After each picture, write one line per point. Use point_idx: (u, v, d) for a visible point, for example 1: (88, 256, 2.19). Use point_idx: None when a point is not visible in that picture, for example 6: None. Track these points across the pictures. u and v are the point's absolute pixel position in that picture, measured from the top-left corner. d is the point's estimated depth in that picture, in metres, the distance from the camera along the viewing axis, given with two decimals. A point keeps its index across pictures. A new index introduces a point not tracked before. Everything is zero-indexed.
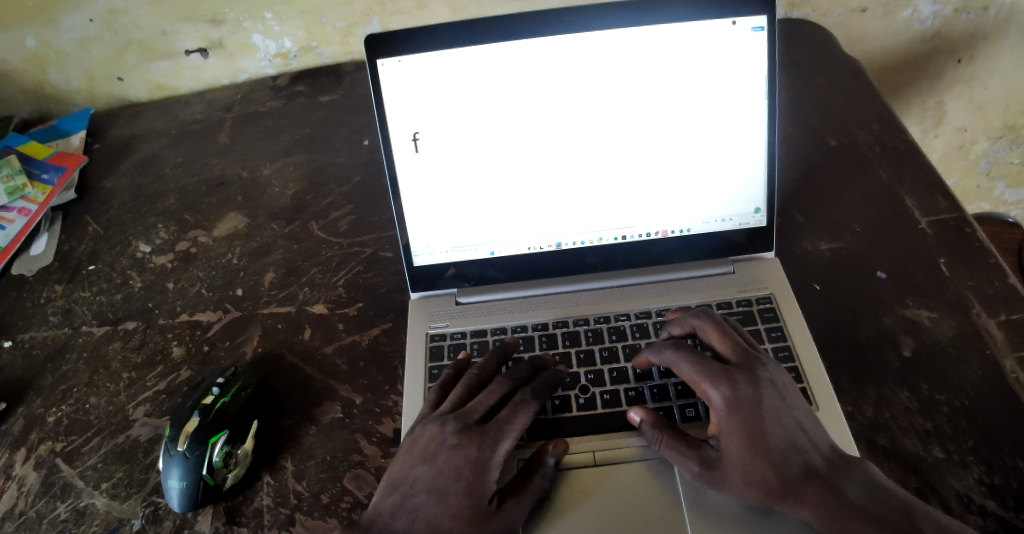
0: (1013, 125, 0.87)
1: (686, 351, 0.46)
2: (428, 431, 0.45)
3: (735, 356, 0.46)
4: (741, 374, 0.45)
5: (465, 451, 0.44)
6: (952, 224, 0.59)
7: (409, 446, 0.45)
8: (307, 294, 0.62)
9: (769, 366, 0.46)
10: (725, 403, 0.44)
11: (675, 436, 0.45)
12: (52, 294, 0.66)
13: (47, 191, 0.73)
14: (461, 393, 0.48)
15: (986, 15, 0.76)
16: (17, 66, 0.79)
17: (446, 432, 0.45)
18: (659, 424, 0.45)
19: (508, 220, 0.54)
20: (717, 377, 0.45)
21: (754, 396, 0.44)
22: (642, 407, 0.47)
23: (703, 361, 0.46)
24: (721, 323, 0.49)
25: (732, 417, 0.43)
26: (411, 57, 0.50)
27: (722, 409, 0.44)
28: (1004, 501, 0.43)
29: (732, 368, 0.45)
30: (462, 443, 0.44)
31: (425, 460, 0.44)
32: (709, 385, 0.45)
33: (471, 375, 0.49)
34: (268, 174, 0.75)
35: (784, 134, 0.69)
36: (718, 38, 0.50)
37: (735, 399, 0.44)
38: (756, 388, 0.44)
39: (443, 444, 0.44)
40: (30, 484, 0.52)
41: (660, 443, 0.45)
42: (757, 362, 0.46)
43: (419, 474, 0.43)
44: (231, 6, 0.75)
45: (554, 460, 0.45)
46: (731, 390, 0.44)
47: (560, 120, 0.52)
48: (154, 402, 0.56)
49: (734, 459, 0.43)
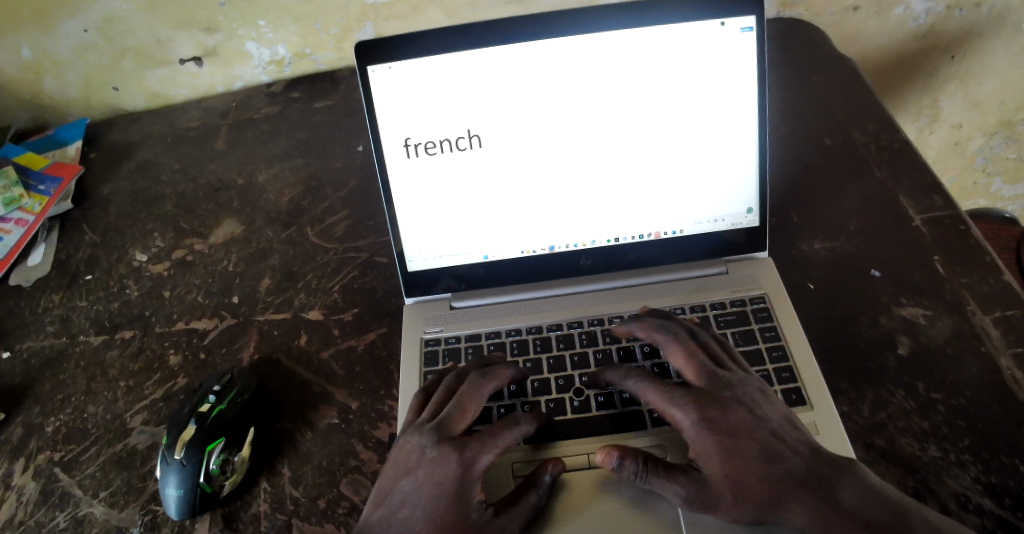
0: (1009, 121, 0.87)
1: (652, 381, 0.46)
2: (407, 444, 0.45)
3: (701, 380, 0.46)
4: (706, 395, 0.45)
5: (445, 464, 0.43)
6: (947, 222, 0.59)
7: (395, 458, 0.45)
8: (304, 299, 0.62)
9: (737, 384, 0.46)
10: (695, 425, 0.44)
11: (656, 466, 0.43)
12: (50, 303, 0.66)
13: (43, 201, 0.73)
14: (439, 400, 0.47)
15: (979, 11, 0.76)
16: (14, 75, 0.79)
17: (425, 445, 0.44)
18: (637, 455, 0.43)
19: (501, 223, 0.55)
20: (685, 402, 0.45)
21: (725, 414, 0.44)
22: (606, 448, 0.44)
23: (667, 389, 0.45)
24: (688, 345, 0.48)
25: (708, 437, 0.43)
26: (402, 63, 0.50)
27: (694, 432, 0.44)
28: (1001, 501, 0.43)
29: (698, 390, 0.45)
30: (441, 454, 0.44)
31: (407, 473, 0.44)
32: (677, 411, 0.45)
33: (449, 380, 0.49)
34: (264, 180, 0.75)
35: (778, 133, 0.69)
36: (708, 39, 0.50)
37: (705, 420, 0.44)
38: (725, 408, 0.44)
39: (422, 457, 0.44)
40: (28, 494, 0.52)
41: (643, 472, 0.43)
42: (721, 379, 0.46)
43: (405, 488, 0.43)
44: (225, 13, 0.75)
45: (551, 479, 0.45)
46: (700, 415, 0.44)
47: (550, 125, 0.52)
48: (152, 409, 0.56)
49: (720, 477, 0.42)
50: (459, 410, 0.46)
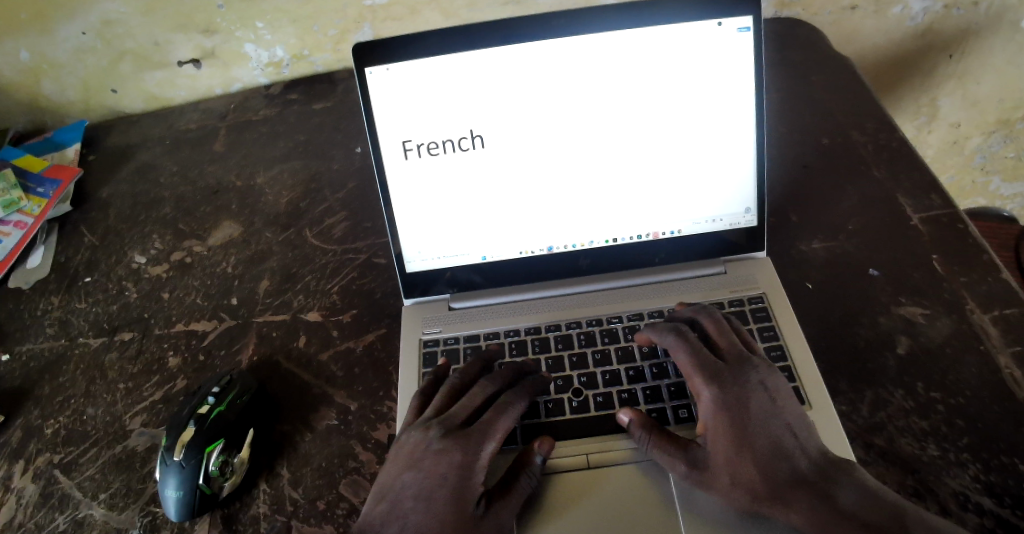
0: (1007, 120, 0.86)
1: (684, 342, 0.48)
2: (412, 438, 0.46)
3: (730, 356, 0.47)
4: (729, 375, 0.46)
5: (450, 456, 0.44)
6: (945, 222, 0.59)
7: (397, 455, 0.45)
8: (303, 301, 0.62)
9: (762, 370, 0.46)
10: (714, 400, 0.45)
11: (666, 439, 0.45)
12: (48, 306, 0.66)
13: (42, 204, 0.73)
14: (443, 399, 0.48)
15: (977, 10, 0.76)
16: (12, 78, 0.79)
17: (430, 438, 0.45)
18: (647, 425, 0.45)
19: (500, 224, 0.55)
20: (709, 375, 0.46)
21: (742, 396, 0.45)
22: (631, 409, 0.47)
23: (697, 356, 0.47)
24: (721, 323, 0.50)
25: (721, 416, 0.45)
26: (399, 65, 0.50)
27: (711, 406, 0.45)
28: (1001, 500, 0.43)
29: (724, 367, 0.47)
30: (446, 448, 0.44)
31: (411, 467, 0.44)
32: (700, 380, 0.46)
33: (453, 379, 0.49)
34: (263, 182, 0.75)
35: (777, 134, 0.69)
36: (705, 39, 0.50)
37: (724, 397, 0.45)
38: (745, 389, 0.45)
39: (427, 450, 0.44)
40: (28, 496, 0.52)
41: (648, 444, 0.45)
42: (748, 364, 0.47)
43: (407, 480, 0.43)
44: (224, 15, 0.75)
45: (542, 458, 0.45)
46: (720, 390, 0.45)
47: (548, 126, 0.52)
48: (151, 411, 0.56)
49: (720, 458, 0.43)
50: (463, 405, 0.47)
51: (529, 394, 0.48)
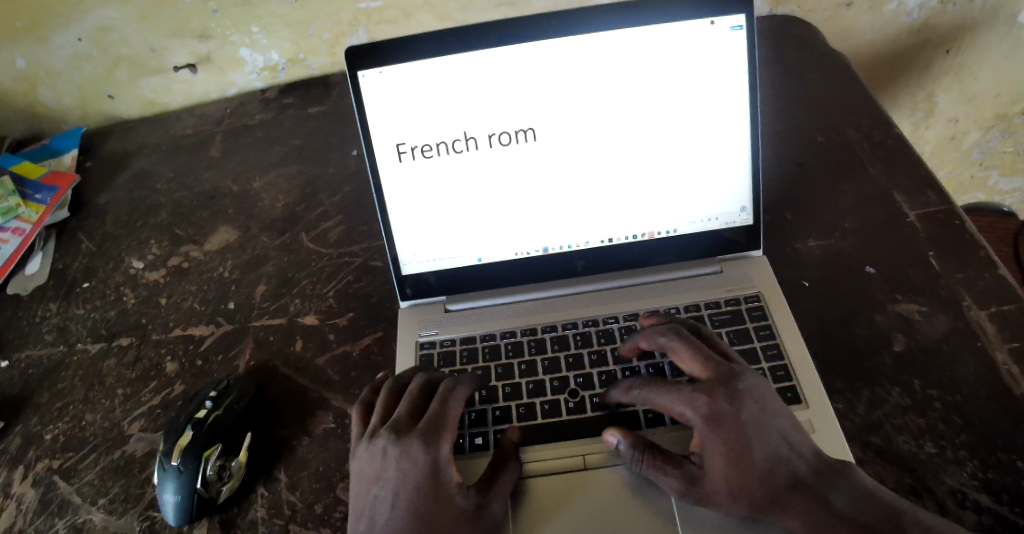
0: (1004, 114, 0.86)
1: (655, 383, 0.46)
2: (366, 454, 0.44)
3: (711, 373, 0.45)
4: (716, 389, 0.44)
5: (411, 457, 0.43)
6: (941, 218, 0.59)
7: (360, 471, 0.44)
8: (299, 305, 0.63)
9: (746, 377, 0.45)
10: (704, 420, 0.43)
11: (654, 456, 0.44)
12: (47, 313, 0.66)
13: (40, 210, 0.73)
14: (383, 404, 0.47)
15: (972, 6, 0.76)
16: (10, 86, 0.79)
17: (383, 447, 0.44)
18: (638, 445, 0.44)
19: (495, 226, 0.55)
20: (693, 396, 0.44)
21: (734, 410, 0.43)
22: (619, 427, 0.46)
23: (675, 386, 0.45)
24: (691, 340, 0.47)
25: (714, 434, 0.43)
26: (392, 68, 0.50)
27: (702, 426, 0.43)
28: (999, 497, 0.43)
29: (708, 384, 0.45)
30: (405, 448, 0.43)
31: (376, 480, 0.43)
32: (685, 407, 0.44)
33: (388, 386, 0.49)
34: (260, 187, 0.75)
35: (772, 133, 0.69)
36: (696, 39, 0.50)
37: (714, 416, 0.43)
38: (735, 403, 0.43)
39: (385, 457, 0.43)
40: (27, 503, 0.52)
41: (642, 463, 0.44)
42: (734, 374, 0.45)
43: (376, 494, 0.42)
44: (218, 20, 0.75)
45: (514, 447, 0.47)
46: (708, 408, 0.43)
47: (544, 127, 0.52)
48: (149, 417, 0.56)
49: (717, 475, 0.42)
50: (409, 405, 0.46)
51: (472, 381, 0.48)
